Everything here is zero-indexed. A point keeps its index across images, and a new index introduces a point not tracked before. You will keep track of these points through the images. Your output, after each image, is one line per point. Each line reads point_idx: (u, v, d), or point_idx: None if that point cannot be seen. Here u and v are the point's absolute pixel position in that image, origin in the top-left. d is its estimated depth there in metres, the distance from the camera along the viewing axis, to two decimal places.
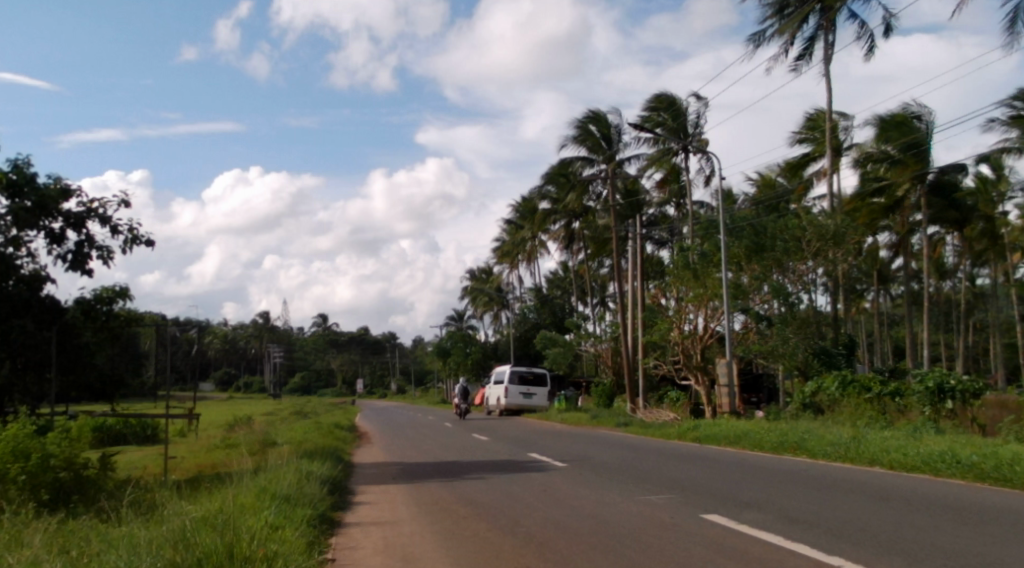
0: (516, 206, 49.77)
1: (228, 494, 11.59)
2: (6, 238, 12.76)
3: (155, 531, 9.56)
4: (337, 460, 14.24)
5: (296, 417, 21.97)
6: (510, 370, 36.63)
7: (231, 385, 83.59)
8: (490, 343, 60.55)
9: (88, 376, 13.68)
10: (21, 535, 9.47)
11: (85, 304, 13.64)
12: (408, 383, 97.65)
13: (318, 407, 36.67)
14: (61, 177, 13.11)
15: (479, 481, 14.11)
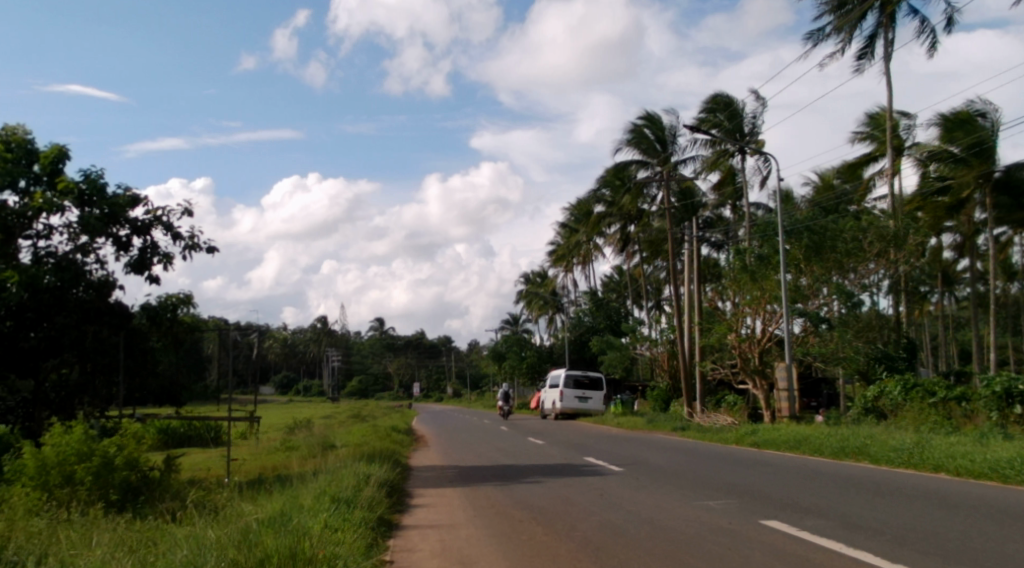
0: (571, 209, 49.67)
1: (289, 497, 11.78)
2: (77, 245, 13.16)
3: (218, 532, 9.77)
4: (395, 464, 14.37)
5: (354, 420, 22.23)
6: (566, 374, 36.58)
7: (291, 388, 85.01)
8: (546, 347, 60.51)
9: (153, 380, 14.03)
10: (90, 535, 9.76)
11: (151, 310, 14.02)
12: (463, 387, 98.17)
13: (376, 411, 37.10)
14: (128, 186, 13.48)
15: (536, 485, 14.11)
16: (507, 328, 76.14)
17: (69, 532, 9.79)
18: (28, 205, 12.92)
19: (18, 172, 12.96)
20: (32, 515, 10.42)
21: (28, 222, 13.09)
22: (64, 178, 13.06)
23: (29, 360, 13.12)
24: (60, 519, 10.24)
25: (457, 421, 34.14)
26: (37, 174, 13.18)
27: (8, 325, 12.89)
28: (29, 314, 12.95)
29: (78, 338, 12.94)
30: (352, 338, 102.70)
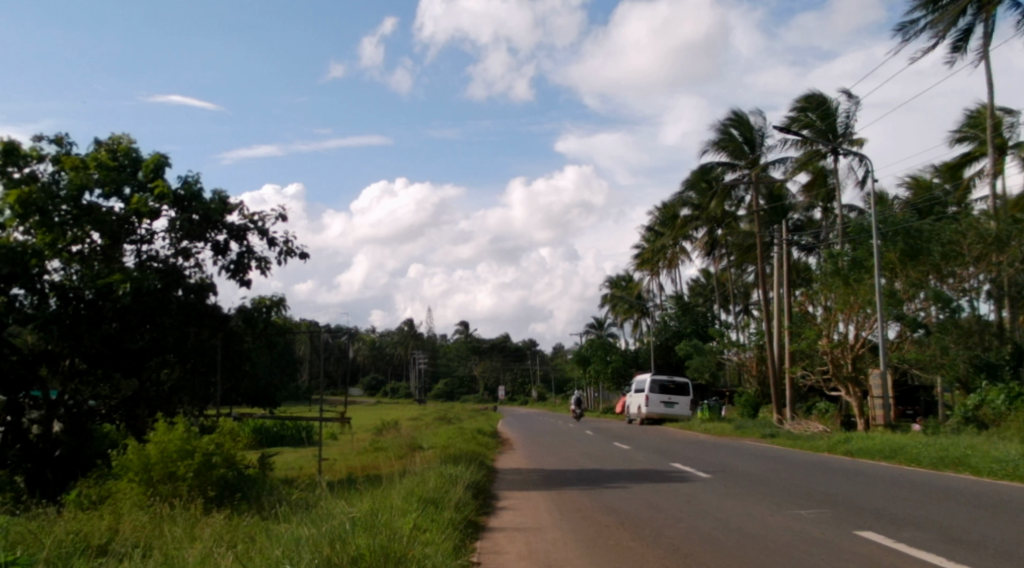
0: (656, 212, 49.23)
1: (379, 497, 11.96)
2: (177, 249, 13.65)
3: (314, 529, 10.00)
4: (481, 466, 14.46)
5: (441, 422, 22.45)
6: (651, 379, 36.26)
7: (379, 391, 86.47)
8: (631, 351, 60.06)
9: (248, 381, 14.45)
10: (193, 530, 10.12)
11: (245, 312, 14.29)
12: (547, 391, 98.17)
13: (462, 413, 37.53)
14: (225, 192, 13.94)
15: (621, 489, 14.03)
16: (590, 332, 75.88)
17: (173, 527, 10.15)
18: (132, 211, 13.48)
19: (123, 180, 13.51)
20: (138, 509, 10.84)
21: (132, 228, 13.73)
22: (163, 185, 13.54)
23: (134, 361, 13.50)
24: (164, 515, 10.62)
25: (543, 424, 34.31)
26: (141, 181, 13.71)
27: (115, 325, 13.33)
28: (135, 316, 13.20)
29: (180, 341, 13.39)
30: (437, 341, 103.82)
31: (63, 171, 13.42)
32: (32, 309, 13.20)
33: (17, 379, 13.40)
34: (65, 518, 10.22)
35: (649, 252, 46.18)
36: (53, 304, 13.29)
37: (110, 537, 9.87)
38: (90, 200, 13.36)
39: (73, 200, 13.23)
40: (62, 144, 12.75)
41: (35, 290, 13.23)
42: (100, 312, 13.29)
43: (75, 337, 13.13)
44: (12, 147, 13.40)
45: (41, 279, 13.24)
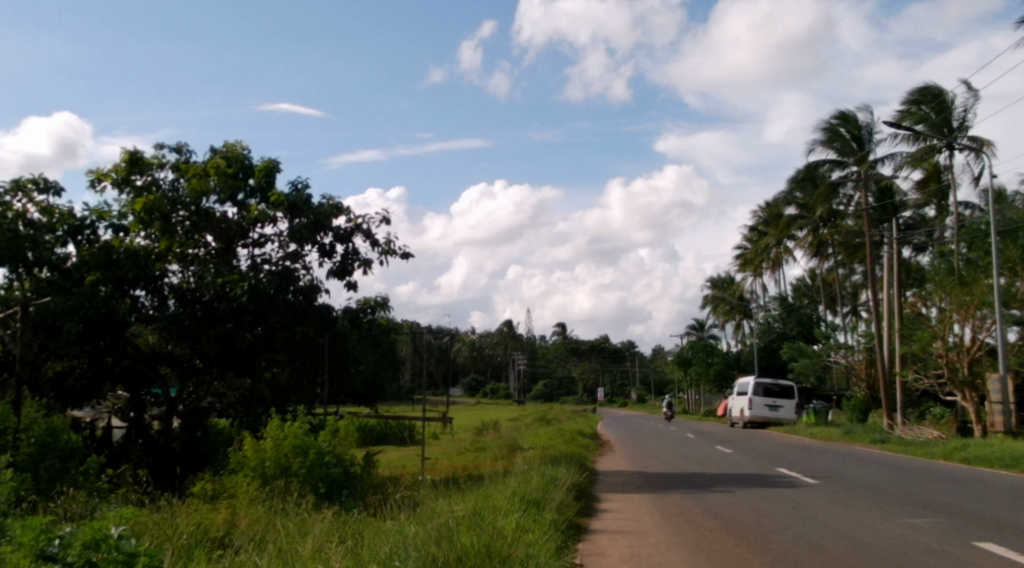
0: (760, 212, 48.18)
1: (481, 496, 12.05)
2: (287, 252, 14.09)
3: (419, 527, 10.15)
4: (581, 467, 14.44)
5: (547, 422, 22.49)
6: (754, 382, 35.55)
7: (479, 391, 87.40)
8: (734, 353, 58.94)
9: (354, 380, 14.78)
10: (305, 524, 10.44)
11: (351, 312, 14.82)
12: (646, 393, 97.13)
13: (562, 415, 37.65)
14: (333, 196, 14.31)
15: (726, 494, 13.79)
16: (693, 333, 74.69)
17: (285, 522, 10.47)
18: (246, 216, 13.98)
19: (237, 186, 14.03)
20: (253, 502, 11.26)
21: (245, 231, 14.19)
22: (275, 191, 14.01)
23: (245, 359, 14.05)
24: (277, 509, 10.98)
25: (645, 427, 33.98)
26: (253, 187, 14.22)
27: (229, 325, 13.85)
28: (249, 316, 13.68)
29: (289, 339, 13.86)
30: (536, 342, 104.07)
31: (183, 177, 14.04)
32: (153, 310, 13.87)
33: (139, 376, 14.13)
34: (187, 510, 10.67)
35: (753, 253, 45.20)
36: (172, 305, 13.97)
37: (227, 531, 10.27)
38: (207, 205, 13.92)
39: (191, 205, 13.81)
40: (181, 152, 13.27)
41: (156, 291, 13.94)
42: (215, 313, 13.92)
43: (194, 337, 13.82)
44: (137, 156, 14.06)
45: (161, 281, 13.96)
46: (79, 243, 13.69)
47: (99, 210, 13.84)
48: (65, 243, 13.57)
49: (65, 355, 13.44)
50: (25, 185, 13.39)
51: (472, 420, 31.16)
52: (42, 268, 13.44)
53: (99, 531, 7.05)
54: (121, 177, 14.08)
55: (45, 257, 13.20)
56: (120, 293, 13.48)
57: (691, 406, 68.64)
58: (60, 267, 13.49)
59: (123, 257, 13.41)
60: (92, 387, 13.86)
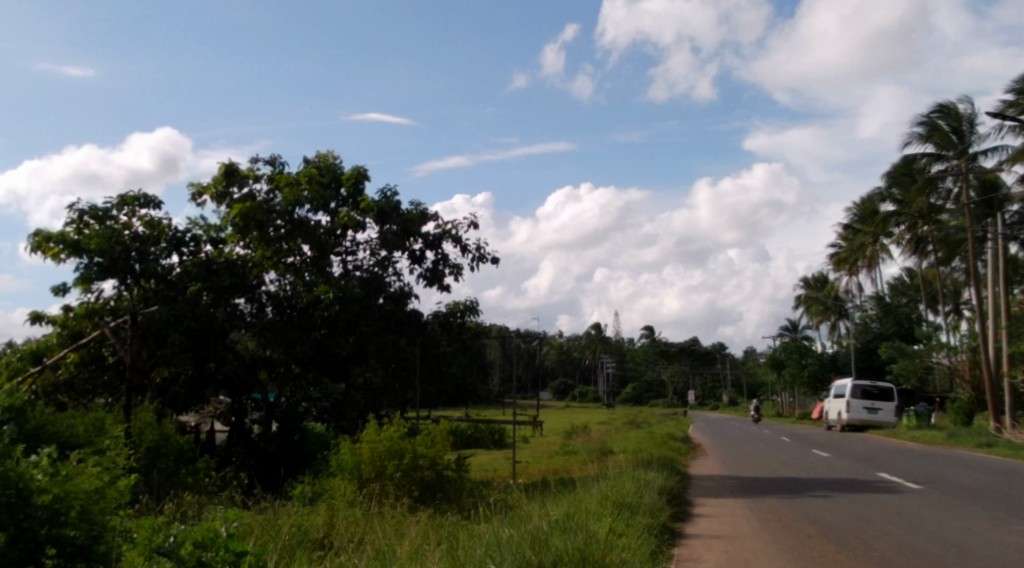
0: (854, 209, 46.79)
1: (572, 500, 12.03)
2: (378, 259, 14.35)
3: (513, 530, 10.21)
4: (674, 471, 14.29)
5: (637, 425, 22.35)
6: (851, 384, 34.63)
7: (568, 395, 87.29)
8: (829, 354, 57.41)
9: (444, 384, 14.96)
10: (401, 527, 10.61)
11: (441, 317, 14.98)
12: (737, 396, 95.32)
13: (653, 418, 37.38)
14: (421, 203, 14.53)
15: (825, 499, 13.44)
16: (785, 335, 72.96)
17: (382, 524, 10.68)
18: (338, 224, 14.29)
19: (329, 195, 14.35)
20: (350, 505, 11.52)
21: (337, 239, 14.51)
22: (366, 199, 14.26)
23: (340, 365, 14.27)
24: (373, 511, 11.21)
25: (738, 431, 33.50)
26: (344, 196, 14.54)
27: (323, 332, 14.21)
28: (342, 323, 14.07)
29: (381, 347, 13.89)
30: (624, 344, 103.31)
31: (277, 188, 14.40)
32: (252, 317, 14.36)
33: (240, 382, 14.57)
34: (289, 512, 10.98)
35: (847, 251, 43.99)
36: (269, 313, 14.40)
37: (327, 532, 10.51)
38: (300, 214, 14.22)
39: (286, 215, 14.13)
40: (275, 164, 13.65)
41: (255, 300, 14.45)
42: (309, 319, 14.24)
43: (289, 344, 14.05)
44: (233, 168, 14.53)
45: (259, 290, 14.47)
46: (181, 254, 14.23)
47: (198, 223, 14.35)
48: (168, 254, 14.12)
49: (170, 362, 14.04)
50: (129, 200, 13.97)
51: (564, 423, 31.23)
52: (148, 279, 13.98)
53: (208, 530, 7.30)
54: (219, 190, 14.60)
55: (151, 269, 13.78)
56: (220, 303, 13.99)
57: (785, 410, 67.09)
58: (164, 278, 14.00)
59: (222, 269, 13.99)
60: (195, 393, 14.45)
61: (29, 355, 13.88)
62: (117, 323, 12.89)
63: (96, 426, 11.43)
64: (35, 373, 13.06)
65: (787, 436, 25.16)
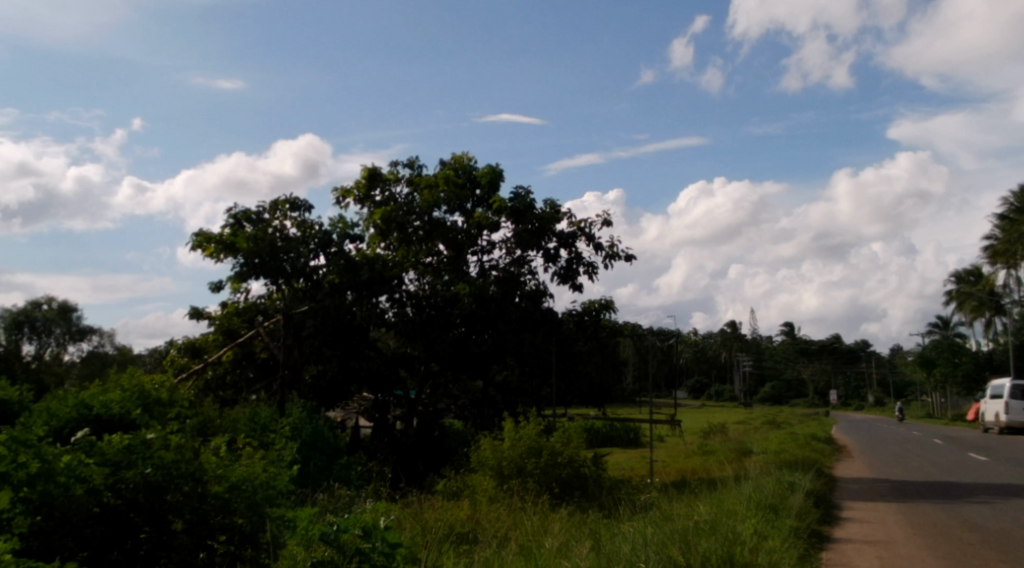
0: (1011, 197, 44.09)
1: (714, 501, 11.76)
2: (513, 258, 14.52)
3: (658, 529, 10.10)
4: (818, 473, 13.86)
5: (777, 425, 21.75)
6: (1013, 383, 32.72)
7: (701, 393, 85.92)
8: (985, 352, 54.28)
9: (580, 383, 15.05)
10: (544, 523, 10.68)
11: (577, 316, 15.05)
12: (880, 396, 91.26)
13: (803, 417, 36.38)
14: (555, 201, 14.56)
15: (984, 506, 12.74)
16: (934, 332, 69.45)
17: (526, 520, 10.79)
18: (474, 224, 14.54)
19: (465, 196, 14.61)
20: (493, 500, 11.74)
21: (474, 239, 14.79)
22: (500, 198, 14.42)
23: (478, 362, 14.73)
24: (515, 508, 11.35)
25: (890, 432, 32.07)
26: (480, 196, 14.78)
27: (462, 330, 14.56)
28: (480, 321, 14.24)
29: (519, 345, 14.26)
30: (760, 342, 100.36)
31: (417, 190, 14.87)
32: (394, 317, 14.55)
33: (383, 379, 15.01)
34: (434, 506, 11.23)
35: (1006, 242, 41.57)
36: (410, 312, 14.61)
37: (472, 527, 10.66)
38: (438, 215, 14.62)
39: (424, 215, 14.54)
40: (415, 167, 13.96)
41: (396, 299, 14.70)
42: (447, 318, 14.54)
43: (428, 340, 14.63)
44: (375, 172, 14.99)
45: (400, 289, 14.76)
46: (327, 255, 14.68)
47: (340, 223, 14.83)
48: (315, 255, 14.63)
49: (318, 358, 14.63)
50: (281, 204, 14.58)
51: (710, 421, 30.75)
52: (297, 279, 14.56)
53: (367, 522, 7.40)
54: (362, 193, 15.06)
55: (299, 268, 14.37)
56: (362, 302, 14.25)
57: (933, 410, 63.81)
58: (312, 278, 14.52)
59: (366, 268, 14.31)
60: (340, 386, 14.93)
61: (190, 350, 14.87)
62: (271, 321, 13.76)
63: (256, 420, 12.07)
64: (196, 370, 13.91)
65: (942, 439, 23.84)
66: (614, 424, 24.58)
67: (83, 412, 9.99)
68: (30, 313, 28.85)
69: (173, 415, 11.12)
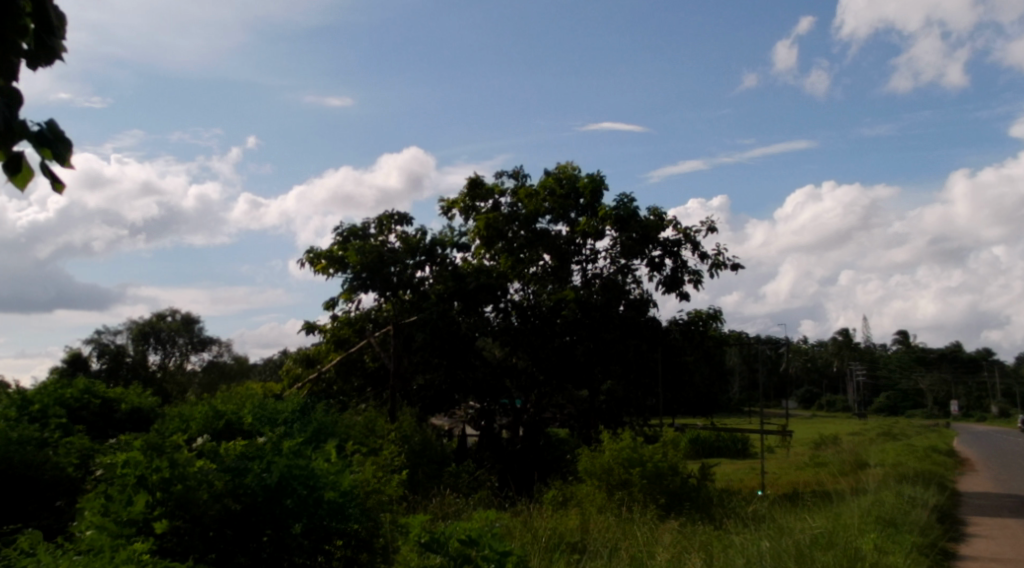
0: None
1: (830, 515, 11.38)
2: (617, 266, 14.50)
3: (774, 542, 9.85)
4: (940, 487, 13.26)
5: (892, 436, 20.97)
6: None
7: (809, 404, 83.26)
8: None
9: (687, 393, 14.95)
10: (655, 535, 10.56)
11: (683, 325, 14.85)
12: (1001, 407, 86.66)
13: (929, 429, 34.75)
14: (660, 208, 14.43)
15: None
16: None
17: (637, 531, 10.69)
18: (578, 232, 14.59)
19: (569, 205, 14.70)
20: (600, 511, 11.69)
21: (577, 248, 14.90)
22: (603, 206, 14.42)
23: (584, 372, 14.76)
24: (625, 519, 11.28)
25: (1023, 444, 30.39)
26: (583, 205, 14.81)
27: (567, 339, 14.66)
28: (584, 330, 14.43)
29: (624, 353, 14.21)
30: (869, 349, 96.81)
31: (519, 201, 15.09)
32: (498, 325, 14.80)
33: (489, 387, 15.10)
34: (543, 515, 11.28)
35: None
36: (514, 321, 14.82)
37: (582, 536, 10.63)
38: (541, 225, 14.80)
39: (528, 225, 14.78)
40: (519, 178, 14.08)
41: (501, 308, 14.83)
42: (551, 326, 14.68)
43: (533, 349, 14.72)
44: (479, 183, 15.19)
45: (505, 299, 14.90)
46: (433, 266, 14.91)
47: (444, 235, 15.06)
48: (422, 266, 14.88)
49: (426, 367, 14.91)
50: (387, 218, 14.92)
51: (828, 431, 29.72)
52: (404, 290, 14.76)
53: (476, 529, 7.35)
54: (467, 204, 15.33)
55: (406, 280, 14.55)
56: (468, 312, 14.56)
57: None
58: (417, 289, 14.65)
59: (472, 278, 14.56)
60: (448, 395, 15.18)
61: (305, 360, 15.60)
62: (382, 332, 14.31)
63: (366, 428, 12.41)
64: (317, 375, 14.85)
65: None
66: (723, 434, 24.17)
67: (214, 419, 10.37)
68: (155, 324, 30.20)
69: (289, 421, 11.59)
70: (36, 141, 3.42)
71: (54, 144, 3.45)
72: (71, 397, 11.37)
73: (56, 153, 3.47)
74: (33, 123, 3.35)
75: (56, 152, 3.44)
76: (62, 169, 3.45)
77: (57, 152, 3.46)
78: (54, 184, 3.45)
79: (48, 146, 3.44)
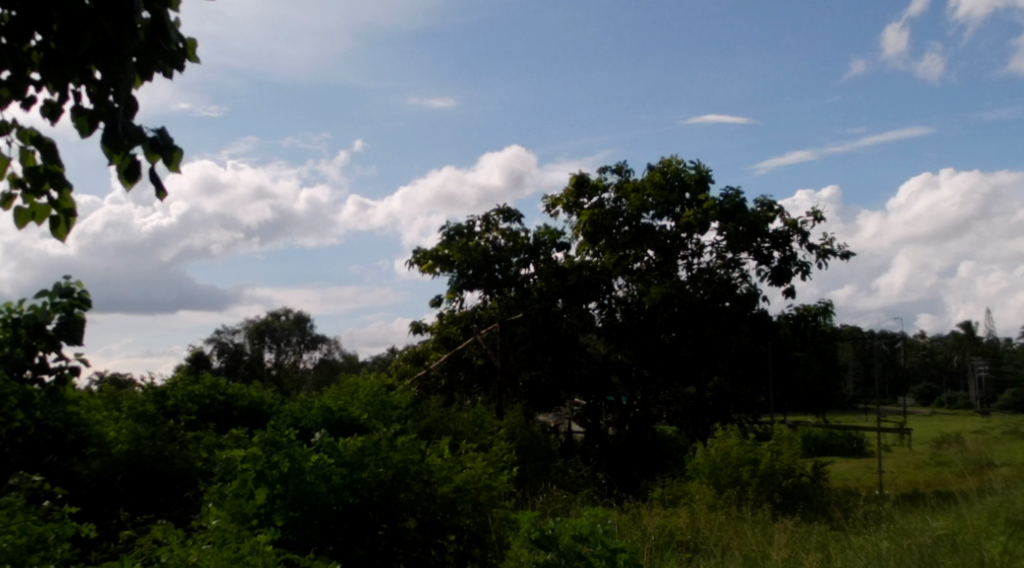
0: None
1: (955, 517, 10.91)
2: (723, 260, 14.27)
3: (894, 543, 9.52)
4: None
5: (1020, 433, 19.70)
6: None
7: None
8: None
9: (799, 389, 14.57)
10: (769, 534, 10.35)
11: (793, 319, 14.44)
12: None
13: None
14: (767, 199, 14.11)
15: None
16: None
17: (749, 530, 10.47)
18: (682, 226, 14.43)
19: (673, 199, 14.55)
20: (712, 509, 11.51)
21: (682, 243, 14.72)
22: (708, 198, 14.25)
23: (688, 369, 14.65)
24: (738, 517, 11.10)
25: None
26: (688, 199, 14.66)
27: (670, 335, 14.65)
28: (688, 326, 14.41)
29: (727, 348, 13.95)
30: None
31: (623, 196, 15.01)
32: (603, 322, 15.04)
33: (595, 384, 15.27)
34: (653, 512, 11.17)
35: None
36: (619, 318, 15.03)
37: (693, 535, 10.49)
38: (645, 220, 14.75)
39: (632, 221, 14.79)
40: (622, 172, 13.97)
41: (605, 305, 15.06)
42: (655, 323, 14.71)
43: (637, 345, 14.85)
44: (583, 179, 15.15)
45: (608, 296, 15.05)
46: (537, 263, 15.02)
47: (548, 232, 15.10)
48: (526, 264, 15.02)
49: (532, 365, 15.08)
50: (490, 217, 15.04)
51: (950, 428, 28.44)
52: (509, 288, 14.93)
53: (586, 526, 7.22)
54: (571, 201, 15.32)
55: (511, 277, 14.77)
56: (572, 308, 14.81)
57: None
58: (521, 287, 14.85)
59: (574, 275, 14.60)
60: (555, 393, 15.30)
61: (413, 358, 15.79)
62: (487, 330, 14.52)
63: (474, 424, 12.57)
64: (432, 367, 15.34)
65: None
66: (835, 430, 23.45)
67: (326, 413, 10.73)
68: (271, 323, 31.36)
69: (400, 418, 11.82)
70: (150, 148, 3.44)
71: (169, 153, 3.47)
72: (196, 394, 11.85)
73: (170, 161, 3.49)
74: (148, 131, 3.37)
75: (166, 158, 3.46)
76: (173, 176, 3.47)
77: (171, 161, 3.48)
78: (162, 191, 3.47)
79: (161, 154, 3.46)
